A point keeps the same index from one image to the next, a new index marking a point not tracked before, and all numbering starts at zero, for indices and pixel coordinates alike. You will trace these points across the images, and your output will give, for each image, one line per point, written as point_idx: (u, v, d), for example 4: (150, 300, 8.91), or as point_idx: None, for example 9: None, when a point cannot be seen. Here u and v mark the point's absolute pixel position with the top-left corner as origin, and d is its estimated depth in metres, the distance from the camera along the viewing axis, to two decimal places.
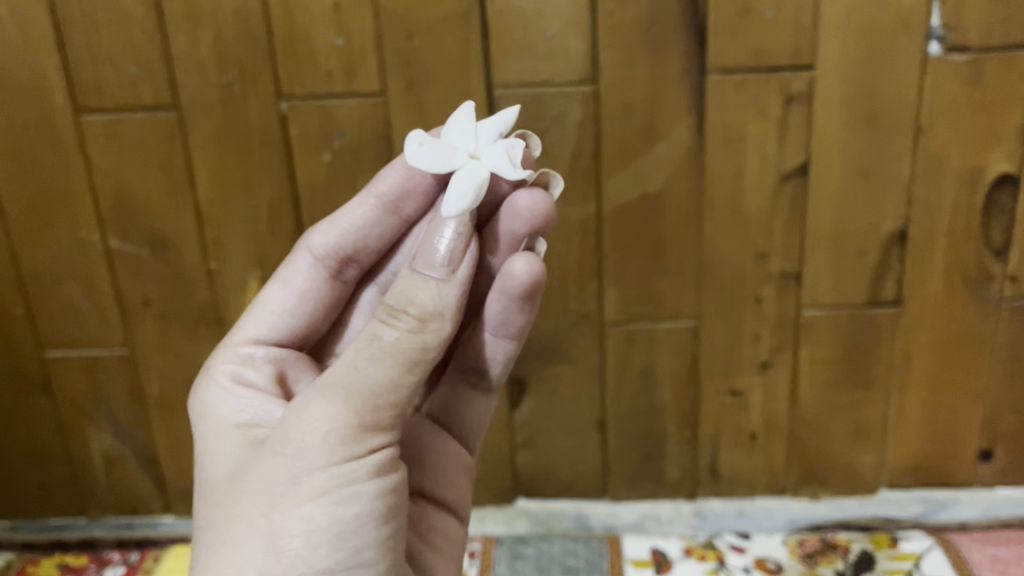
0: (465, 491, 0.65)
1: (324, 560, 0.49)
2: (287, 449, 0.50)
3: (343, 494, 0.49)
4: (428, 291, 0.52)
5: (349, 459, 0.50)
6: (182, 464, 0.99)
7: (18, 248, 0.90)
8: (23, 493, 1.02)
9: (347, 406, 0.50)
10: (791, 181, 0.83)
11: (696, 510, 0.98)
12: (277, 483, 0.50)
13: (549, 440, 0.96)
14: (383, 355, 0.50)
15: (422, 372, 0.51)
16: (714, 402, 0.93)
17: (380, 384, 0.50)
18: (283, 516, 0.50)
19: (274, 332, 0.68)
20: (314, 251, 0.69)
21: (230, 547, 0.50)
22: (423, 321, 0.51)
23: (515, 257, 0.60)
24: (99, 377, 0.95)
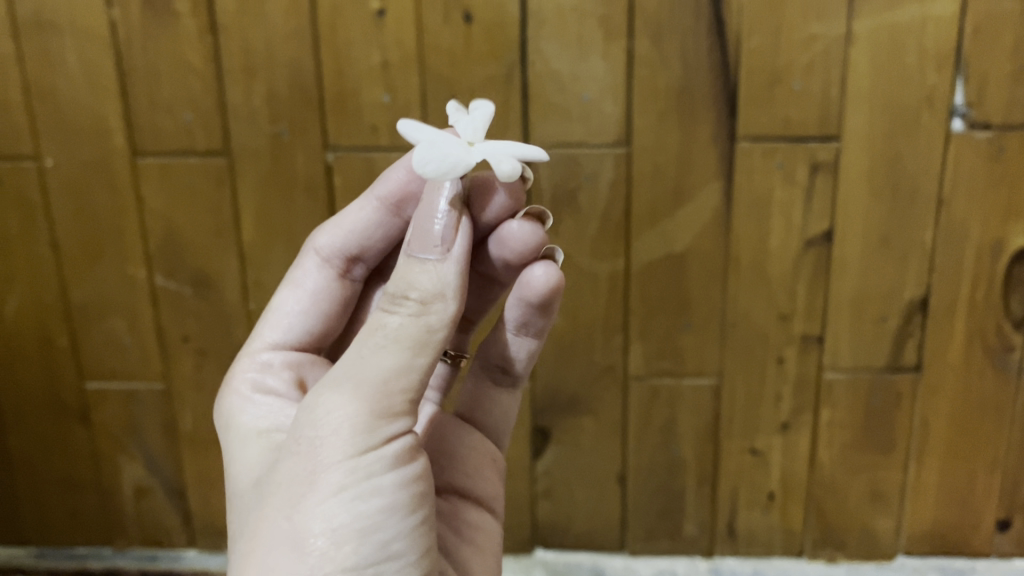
0: (497, 487, 0.68)
1: (352, 556, 0.50)
2: (304, 446, 0.52)
3: (363, 487, 0.51)
4: (426, 273, 0.53)
5: (366, 451, 0.51)
6: (209, 499, 1.01)
7: (67, 281, 0.93)
8: (52, 521, 1.04)
9: (360, 398, 0.51)
10: (815, 247, 0.86)
11: (713, 567, 0.98)
12: (298, 483, 0.51)
13: (569, 491, 0.97)
14: (387, 343, 0.52)
15: (432, 349, 0.52)
16: (734, 460, 0.94)
17: (388, 371, 0.51)
18: (306, 516, 0.51)
19: (291, 333, 0.70)
20: (323, 251, 0.71)
21: (259, 553, 0.51)
22: (426, 303, 0.52)
23: (534, 266, 0.63)
24: (135, 409, 0.98)
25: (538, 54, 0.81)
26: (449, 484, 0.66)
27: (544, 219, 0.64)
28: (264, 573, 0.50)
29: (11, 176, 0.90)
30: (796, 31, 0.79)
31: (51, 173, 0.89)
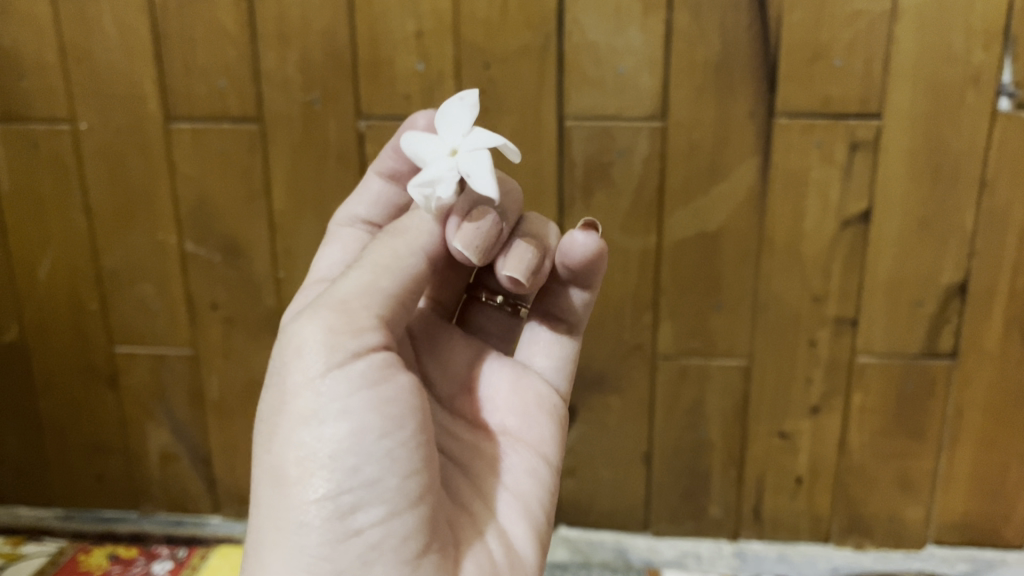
0: (545, 433, 0.63)
1: (328, 481, 0.52)
2: (276, 376, 0.55)
3: (329, 411, 0.53)
4: (411, 217, 0.59)
5: (329, 372, 0.53)
6: (234, 466, 1.01)
7: (99, 245, 0.94)
8: (79, 484, 1.05)
9: (318, 320, 0.54)
10: (851, 227, 0.84)
11: (737, 550, 0.97)
12: (274, 413, 0.54)
13: (594, 470, 0.96)
14: (355, 269, 0.56)
15: (397, 274, 0.55)
16: (762, 443, 0.93)
17: (351, 293, 0.54)
18: (280, 447, 0.53)
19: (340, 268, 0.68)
20: (346, 218, 0.70)
21: (256, 488, 0.55)
22: (399, 233, 0.57)
23: (575, 229, 0.60)
24: (163, 374, 0.98)
25: (575, 25, 0.80)
26: (496, 425, 0.64)
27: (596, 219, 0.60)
28: (263, 504, 0.54)
29: (45, 138, 0.90)
30: (838, 7, 0.77)
31: (85, 136, 0.90)
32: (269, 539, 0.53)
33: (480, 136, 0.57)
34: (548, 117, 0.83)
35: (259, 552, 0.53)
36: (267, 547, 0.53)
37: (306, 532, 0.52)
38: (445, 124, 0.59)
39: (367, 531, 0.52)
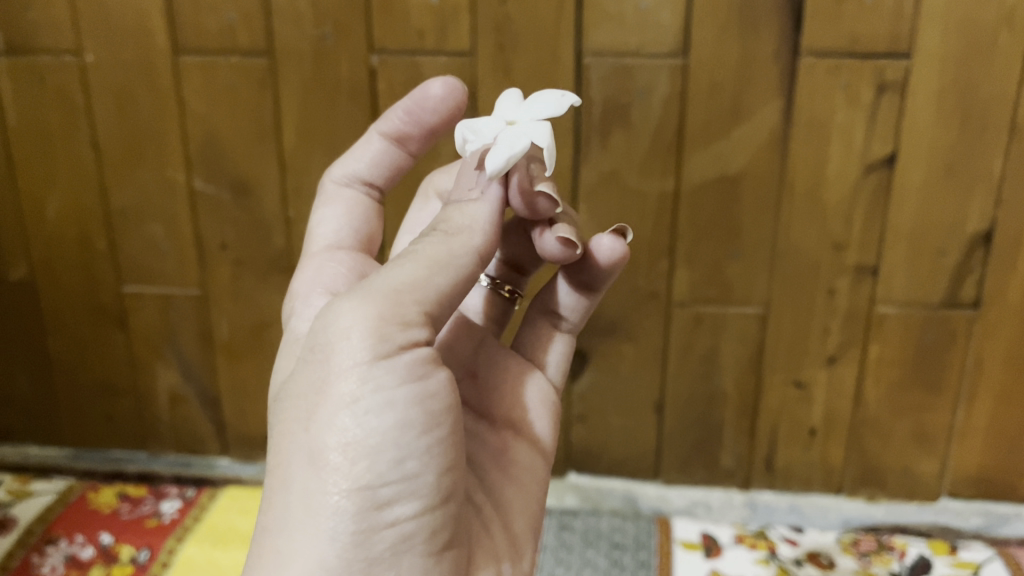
0: (548, 430, 0.61)
1: (366, 473, 0.48)
2: (319, 355, 0.49)
3: (374, 400, 0.48)
4: (461, 212, 0.53)
5: (377, 361, 0.48)
6: (242, 409, 1.01)
7: (107, 182, 0.92)
8: (88, 423, 1.05)
9: (369, 305, 0.48)
10: (875, 172, 0.82)
11: (748, 501, 0.96)
12: (313, 394, 0.50)
13: (604, 417, 0.95)
14: (408, 259, 0.50)
15: (451, 272, 0.50)
16: (777, 393, 0.91)
17: (407, 282, 0.49)
18: (321, 428, 0.49)
19: (346, 235, 0.66)
20: (342, 177, 0.68)
21: (283, 462, 0.51)
22: (452, 233, 0.52)
23: (601, 236, 0.56)
24: (171, 314, 0.97)
25: None
26: (501, 417, 0.61)
27: (626, 225, 0.56)
28: (288, 484, 0.50)
29: (51, 71, 0.88)
30: None
31: (92, 70, 0.88)
32: (291, 524, 0.49)
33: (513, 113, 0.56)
34: (566, 55, 0.80)
35: (283, 534, 0.50)
36: (290, 532, 0.49)
37: (336, 524, 0.49)
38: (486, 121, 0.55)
39: (400, 526, 0.49)
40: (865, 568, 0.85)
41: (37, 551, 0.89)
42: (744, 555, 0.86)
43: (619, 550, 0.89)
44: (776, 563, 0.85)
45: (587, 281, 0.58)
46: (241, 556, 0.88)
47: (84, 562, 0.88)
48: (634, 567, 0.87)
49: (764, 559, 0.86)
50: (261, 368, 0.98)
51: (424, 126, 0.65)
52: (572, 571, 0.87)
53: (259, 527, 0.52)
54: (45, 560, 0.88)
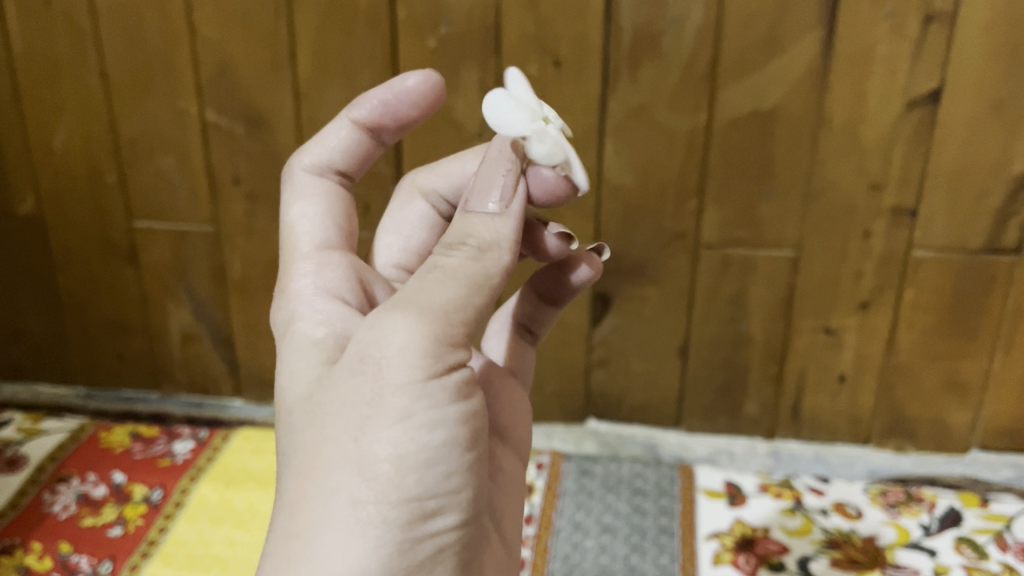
0: (527, 433, 0.58)
1: (414, 492, 0.44)
2: (367, 369, 0.45)
3: (429, 415, 0.44)
4: (483, 223, 0.48)
5: (433, 377, 0.44)
6: (256, 349, 0.99)
7: (117, 113, 0.89)
8: (100, 361, 1.03)
9: (426, 320, 0.45)
10: (917, 109, 0.78)
11: (773, 450, 0.94)
12: (357, 410, 0.45)
13: (627, 362, 0.93)
14: (446, 274, 0.46)
15: (488, 293, 0.46)
16: (805, 339, 0.89)
17: (454, 300, 0.45)
18: (370, 440, 0.44)
19: (331, 232, 0.59)
20: (312, 167, 0.61)
21: (320, 476, 0.45)
22: (484, 249, 0.46)
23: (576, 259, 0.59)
24: (183, 251, 0.95)
25: None
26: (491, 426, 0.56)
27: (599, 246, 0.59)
28: (319, 501, 0.44)
29: None
30: None
31: None
32: (322, 545, 0.43)
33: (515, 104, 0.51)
34: None
35: (311, 555, 0.43)
36: (321, 554, 0.43)
37: (380, 542, 0.43)
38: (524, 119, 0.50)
39: (438, 546, 0.45)
40: (894, 519, 0.82)
41: (48, 488, 0.88)
42: (768, 504, 0.85)
43: (640, 497, 0.87)
44: (802, 513, 0.84)
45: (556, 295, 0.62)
46: (255, 497, 0.86)
47: (96, 500, 0.87)
48: (656, 513, 0.85)
49: (790, 508, 0.84)
50: None
51: (404, 118, 0.59)
52: (593, 517, 0.85)
53: (273, 551, 0.44)
54: (56, 498, 0.87)
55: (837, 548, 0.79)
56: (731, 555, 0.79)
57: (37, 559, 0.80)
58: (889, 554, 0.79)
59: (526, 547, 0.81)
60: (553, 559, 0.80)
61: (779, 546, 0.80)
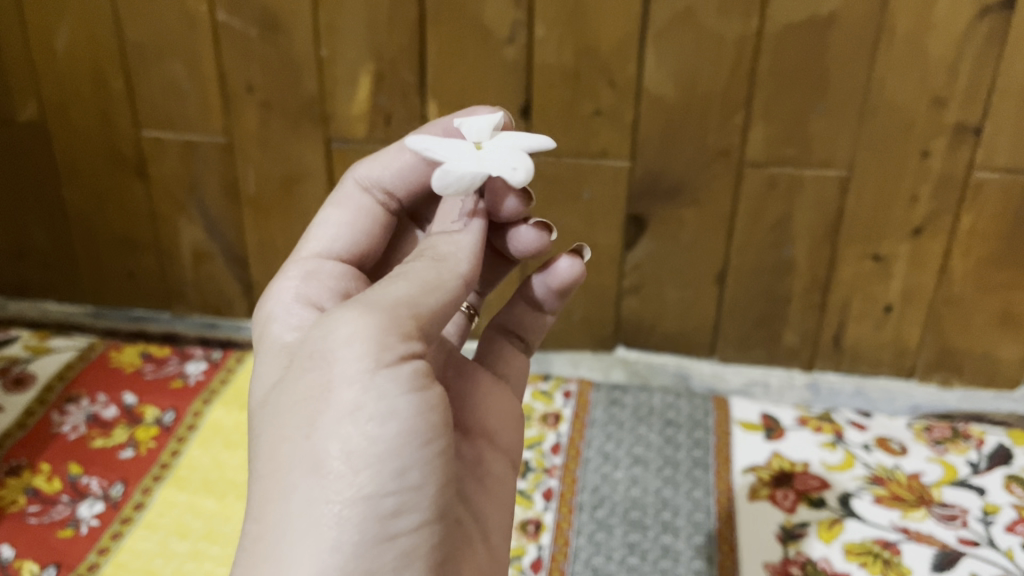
0: (515, 440, 0.56)
1: (369, 485, 0.43)
2: (317, 365, 0.44)
3: (379, 408, 0.43)
4: (446, 240, 0.51)
5: (381, 371, 0.43)
6: (271, 269, 0.94)
7: (122, 14, 0.83)
8: (109, 279, 0.99)
9: (373, 313, 0.44)
10: (991, 16, 0.71)
11: (810, 382, 0.90)
12: (308, 407, 0.44)
13: (660, 288, 0.88)
14: (400, 279, 0.47)
15: (441, 296, 0.47)
16: (852, 267, 0.83)
17: (402, 298, 0.46)
18: (322, 436, 0.43)
19: (340, 245, 0.59)
20: (362, 179, 0.61)
21: (277, 477, 0.44)
22: (440, 258, 0.49)
23: (560, 258, 0.58)
24: (194, 164, 0.90)
25: None
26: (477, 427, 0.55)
27: (582, 247, 0.58)
28: (278, 501, 0.44)
29: None
30: None
31: None
32: (280, 545, 0.42)
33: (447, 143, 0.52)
34: None
35: (271, 556, 0.42)
36: (279, 555, 0.42)
37: (337, 538, 0.42)
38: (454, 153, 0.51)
39: (401, 541, 0.43)
40: (940, 457, 0.79)
41: (57, 408, 0.85)
42: (807, 438, 0.81)
43: (673, 428, 0.83)
44: (843, 448, 0.80)
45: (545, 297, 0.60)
46: None
47: (107, 422, 0.83)
48: (689, 446, 0.81)
49: (829, 443, 0.80)
50: (291, 226, 0.91)
51: None
52: (623, 448, 0.81)
53: (235, 557, 0.44)
54: (66, 419, 0.83)
55: (881, 485, 0.76)
56: (768, 490, 0.75)
57: (46, 481, 0.77)
58: (936, 492, 0.75)
59: (554, 478, 0.77)
60: (581, 490, 0.77)
61: (819, 482, 0.76)
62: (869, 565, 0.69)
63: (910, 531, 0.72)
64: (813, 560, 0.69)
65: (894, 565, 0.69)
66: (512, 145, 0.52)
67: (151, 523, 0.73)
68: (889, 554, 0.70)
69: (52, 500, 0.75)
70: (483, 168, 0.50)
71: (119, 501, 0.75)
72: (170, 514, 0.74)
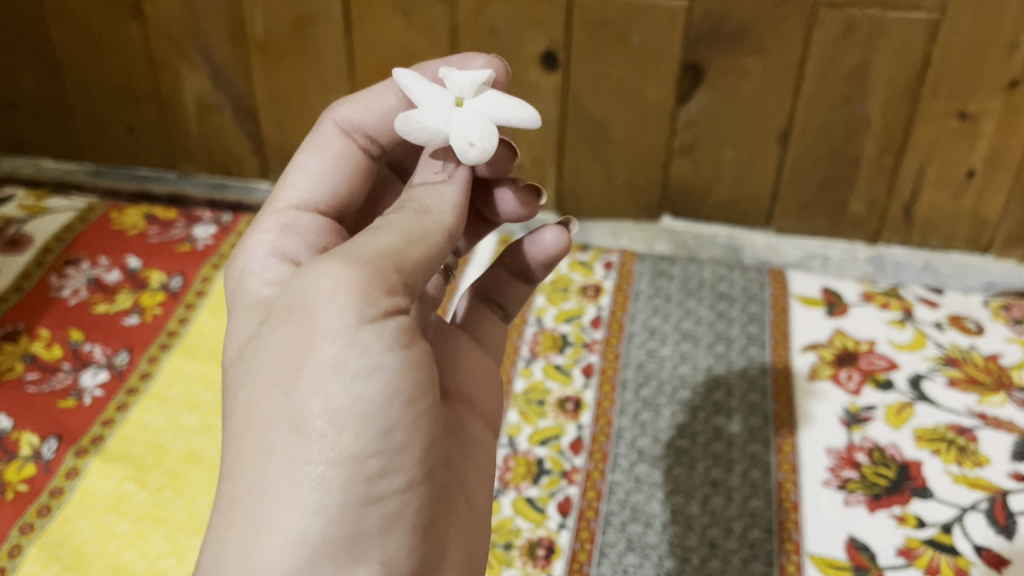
0: (497, 405, 0.48)
1: (349, 449, 0.36)
2: (295, 319, 0.37)
3: (363, 364, 0.36)
4: (429, 189, 0.43)
5: (362, 327, 0.36)
6: (283, 125, 0.86)
7: None
8: (108, 134, 0.91)
9: (354, 264, 0.37)
10: None
11: (874, 256, 0.82)
12: (285, 362, 0.37)
13: (715, 149, 0.79)
14: (380, 229, 0.39)
15: (426, 250, 0.39)
16: (934, 125, 0.74)
17: (386, 249, 0.38)
18: (301, 395, 0.36)
19: (318, 198, 0.51)
20: (344, 122, 0.51)
21: (253, 436, 0.37)
22: (424, 209, 0.41)
23: (545, 229, 0.51)
24: (195, 4, 0.80)
25: None
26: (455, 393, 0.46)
27: (572, 217, 0.51)
28: (256, 459, 0.37)
29: None
30: None
31: None
32: (258, 509, 0.36)
33: (424, 97, 0.44)
34: None
35: (251, 520, 0.36)
36: (257, 520, 0.36)
37: (319, 501, 0.36)
38: (430, 111, 0.44)
39: (387, 504, 0.37)
40: (1020, 338, 0.71)
41: (55, 271, 0.78)
42: (873, 315, 0.74)
43: (725, 302, 0.76)
44: (913, 326, 0.73)
45: (528, 267, 0.52)
46: None
47: (109, 286, 0.77)
48: (743, 321, 0.74)
49: (897, 320, 0.73)
50: (304, 74, 0.82)
51: None
52: (670, 322, 0.74)
53: (213, 519, 0.38)
54: (65, 282, 0.77)
55: (955, 367, 0.69)
56: (831, 369, 0.69)
57: (45, 348, 0.71)
58: (1016, 374, 0.68)
59: (594, 353, 0.71)
60: (625, 367, 0.70)
61: (887, 362, 0.69)
62: (943, 453, 0.62)
63: (988, 416, 0.65)
64: (880, 447, 0.63)
65: (970, 453, 0.62)
66: (499, 101, 0.44)
67: (158, 395, 0.68)
68: (965, 441, 0.63)
69: (52, 367, 0.69)
70: (444, 128, 0.43)
71: (124, 370, 0.69)
72: (179, 384, 0.69)
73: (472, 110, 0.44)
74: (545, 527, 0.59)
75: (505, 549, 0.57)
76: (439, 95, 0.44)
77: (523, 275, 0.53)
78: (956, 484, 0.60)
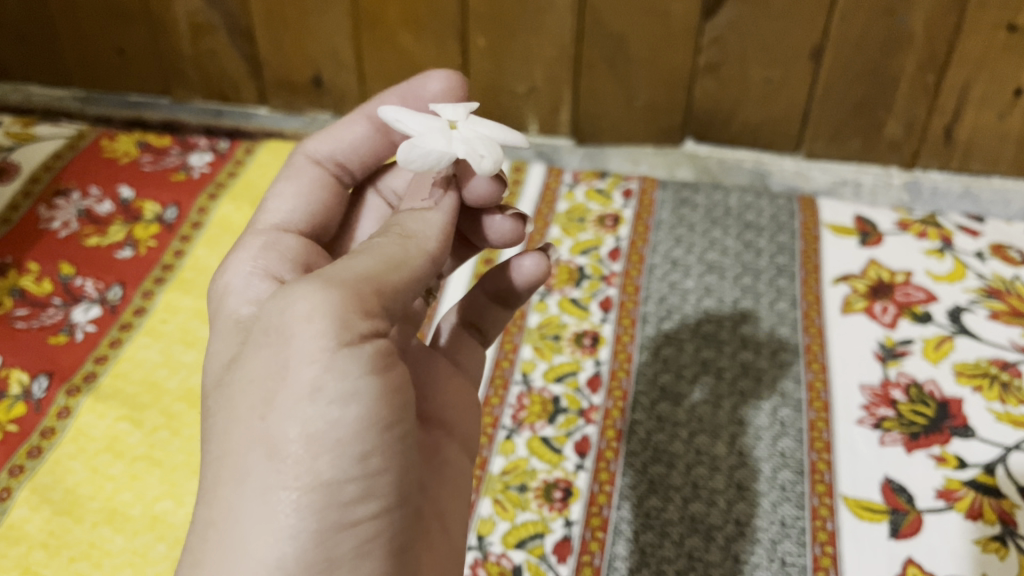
0: (475, 429, 0.46)
1: (325, 475, 0.33)
2: (271, 341, 0.34)
3: (342, 387, 0.33)
4: (414, 216, 0.39)
5: (340, 353, 0.33)
6: (282, 44, 0.81)
7: None
8: (96, 56, 0.86)
9: (331, 288, 0.34)
10: None
11: (910, 182, 0.77)
12: (260, 387, 0.34)
13: (743, 66, 0.74)
14: (360, 253, 0.36)
15: (407, 275, 0.36)
16: (982, 40, 0.68)
17: (366, 273, 0.35)
18: (276, 422, 0.33)
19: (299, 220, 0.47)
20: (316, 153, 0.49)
21: (225, 465, 0.34)
22: (407, 235, 0.38)
23: (525, 255, 0.48)
24: None
25: None
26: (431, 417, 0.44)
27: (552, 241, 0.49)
28: (231, 484, 0.34)
29: None
30: None
31: None
32: (232, 537, 0.33)
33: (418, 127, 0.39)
34: None
35: (224, 547, 0.33)
36: (231, 550, 0.33)
37: (294, 527, 0.32)
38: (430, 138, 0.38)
39: (362, 530, 0.34)
40: None
41: (44, 202, 0.74)
42: (909, 244, 0.69)
43: (752, 232, 0.72)
44: (953, 256, 0.68)
45: (508, 290, 0.50)
46: None
47: (101, 217, 0.73)
48: (771, 252, 0.70)
49: (935, 250, 0.69)
50: None
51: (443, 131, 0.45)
52: (694, 253, 0.70)
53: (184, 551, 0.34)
54: (54, 214, 0.73)
55: (998, 299, 0.64)
56: (865, 302, 0.65)
57: (35, 282, 0.67)
58: None
59: (613, 286, 0.67)
60: (645, 301, 0.66)
61: (925, 295, 0.65)
62: (985, 390, 0.58)
63: None
64: (918, 383, 0.59)
65: (1014, 390, 0.58)
66: (492, 128, 0.40)
67: (154, 330, 0.64)
68: (1008, 377, 0.59)
69: (42, 303, 0.66)
70: (449, 148, 0.38)
71: (117, 305, 0.66)
72: (175, 320, 0.65)
73: (468, 136, 0.39)
74: (562, 468, 0.56)
75: (519, 491, 0.54)
76: (433, 124, 0.39)
77: (503, 299, 0.50)
78: (998, 424, 0.56)
